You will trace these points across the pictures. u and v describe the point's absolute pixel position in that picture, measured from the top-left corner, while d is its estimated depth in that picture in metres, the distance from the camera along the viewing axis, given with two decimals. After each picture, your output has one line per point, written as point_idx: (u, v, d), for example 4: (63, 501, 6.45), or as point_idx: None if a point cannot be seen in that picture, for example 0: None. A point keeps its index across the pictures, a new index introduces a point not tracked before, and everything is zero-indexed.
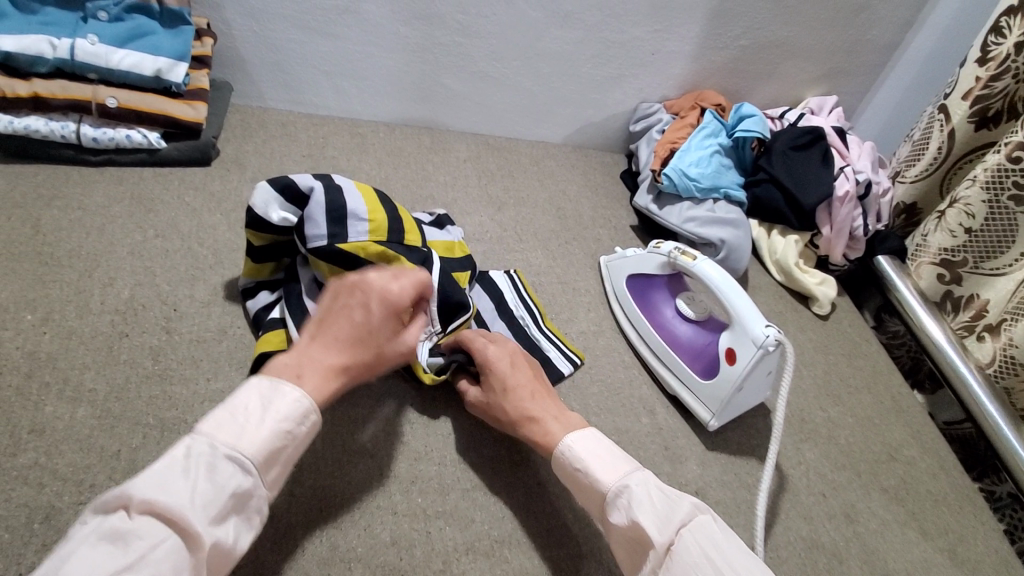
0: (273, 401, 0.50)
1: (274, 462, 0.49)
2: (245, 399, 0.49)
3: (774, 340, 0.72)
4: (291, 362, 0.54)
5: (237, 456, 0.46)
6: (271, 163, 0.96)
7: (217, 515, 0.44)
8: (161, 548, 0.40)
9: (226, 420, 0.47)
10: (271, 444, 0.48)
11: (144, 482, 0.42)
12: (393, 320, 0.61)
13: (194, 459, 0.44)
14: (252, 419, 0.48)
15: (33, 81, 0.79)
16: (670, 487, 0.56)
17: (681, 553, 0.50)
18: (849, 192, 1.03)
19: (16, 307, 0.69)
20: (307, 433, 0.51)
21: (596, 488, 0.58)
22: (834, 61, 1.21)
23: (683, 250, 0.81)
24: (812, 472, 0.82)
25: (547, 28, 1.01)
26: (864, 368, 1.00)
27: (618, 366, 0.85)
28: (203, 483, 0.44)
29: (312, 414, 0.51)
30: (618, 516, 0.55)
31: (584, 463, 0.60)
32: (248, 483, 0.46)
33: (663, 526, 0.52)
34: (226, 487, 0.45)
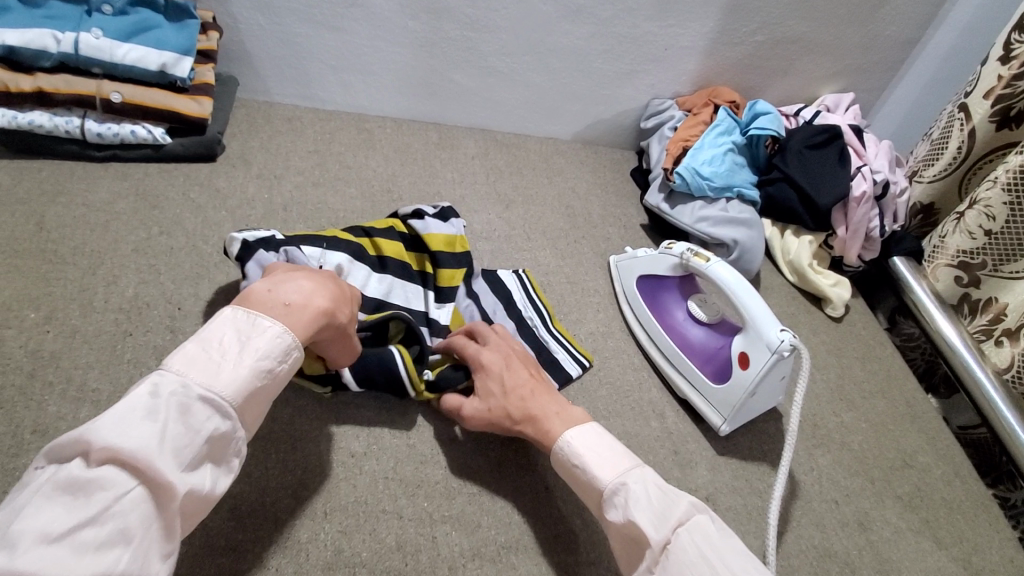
0: (251, 337, 0.48)
1: (250, 405, 0.47)
2: (219, 336, 0.47)
3: (789, 345, 0.70)
4: (270, 293, 0.53)
5: (212, 399, 0.44)
6: (277, 160, 0.95)
7: (189, 462, 0.42)
8: (126, 498, 0.38)
9: (199, 360, 0.45)
10: (247, 387, 0.46)
11: (106, 426, 0.40)
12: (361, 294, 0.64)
13: (162, 404, 0.42)
14: (227, 360, 0.46)
15: (37, 75, 0.78)
16: (669, 487, 0.55)
17: (676, 552, 0.48)
18: (866, 193, 1.01)
19: (19, 305, 0.69)
20: (285, 373, 0.50)
21: (593, 486, 0.57)
22: (852, 57, 1.18)
23: (696, 251, 0.79)
24: (824, 478, 0.80)
25: (558, 23, 0.99)
26: (877, 372, 0.98)
27: (627, 369, 0.83)
28: (173, 428, 0.41)
29: (294, 352, 0.50)
30: (615, 514, 0.54)
31: (583, 459, 0.58)
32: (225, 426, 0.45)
33: (660, 525, 0.51)
34: (201, 432, 0.43)
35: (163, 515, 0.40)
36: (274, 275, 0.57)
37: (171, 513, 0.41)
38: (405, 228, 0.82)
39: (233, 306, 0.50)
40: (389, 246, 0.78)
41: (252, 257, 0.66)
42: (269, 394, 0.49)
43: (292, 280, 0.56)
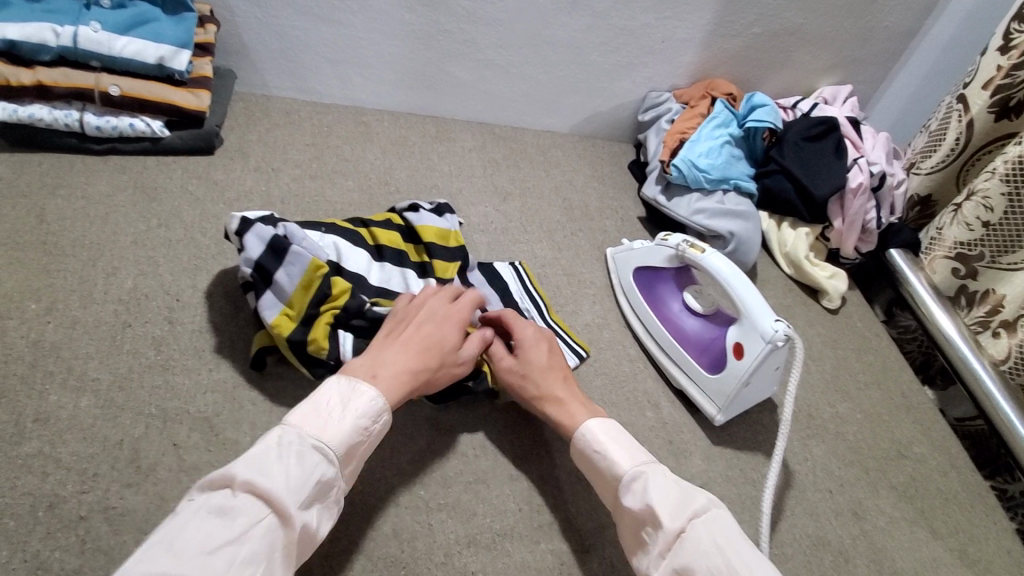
0: (351, 400, 0.55)
1: (351, 456, 0.53)
2: (327, 396, 0.54)
3: (783, 335, 0.71)
4: (367, 363, 0.59)
5: (322, 446, 0.51)
6: (275, 153, 0.96)
7: (305, 500, 0.48)
8: (259, 524, 0.45)
9: (312, 415, 0.53)
10: (350, 438, 0.53)
11: (247, 465, 0.47)
12: (455, 336, 0.66)
13: (286, 447, 0.49)
14: (334, 415, 0.53)
15: (37, 69, 0.79)
16: (686, 484, 0.57)
17: (692, 540, 0.51)
18: (863, 184, 1.01)
19: (20, 296, 0.69)
20: (377, 431, 0.56)
21: (610, 472, 0.59)
22: (850, 49, 1.18)
23: (692, 243, 0.80)
24: (818, 468, 0.81)
25: (555, 15, 0.99)
26: (873, 363, 0.98)
27: (623, 359, 0.84)
28: (295, 469, 0.48)
29: (384, 414, 0.56)
30: (630, 500, 0.56)
31: (604, 447, 0.60)
32: (332, 471, 0.51)
33: (676, 514, 0.53)
34: (314, 473, 0.49)
35: (284, 546, 0.46)
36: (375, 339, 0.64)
37: (290, 545, 0.46)
38: (400, 221, 0.83)
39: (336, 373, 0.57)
40: (387, 235, 0.79)
41: (251, 230, 0.68)
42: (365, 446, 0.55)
43: (385, 348, 0.62)
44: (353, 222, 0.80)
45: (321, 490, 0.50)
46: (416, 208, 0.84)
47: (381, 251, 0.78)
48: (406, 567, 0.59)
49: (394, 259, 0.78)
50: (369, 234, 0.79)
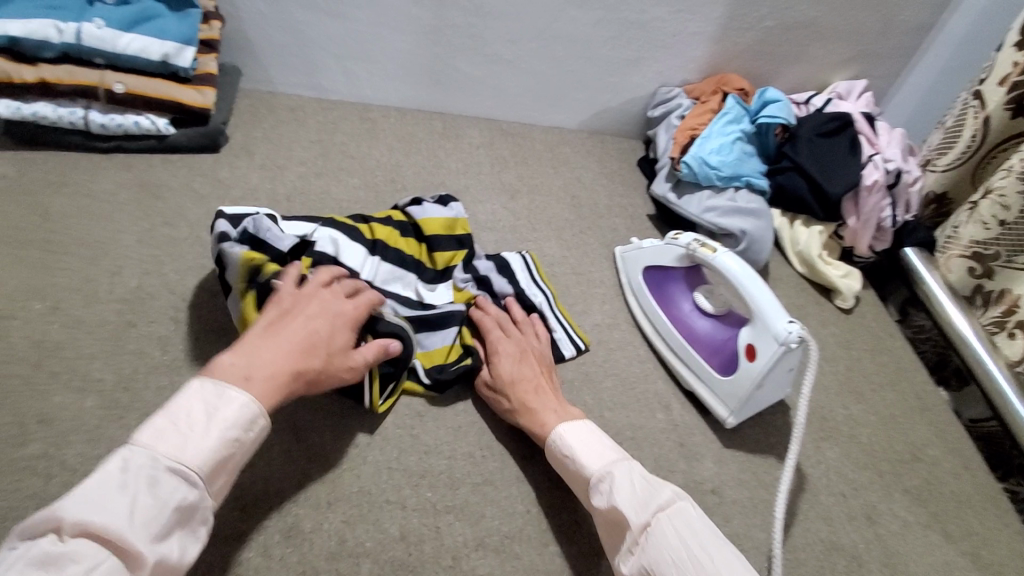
0: (216, 413, 0.49)
1: (220, 471, 0.48)
2: (187, 406, 0.48)
3: (796, 336, 0.69)
4: (238, 362, 0.53)
5: (182, 468, 0.45)
6: (281, 150, 0.95)
7: (159, 532, 0.43)
8: (98, 570, 0.39)
9: (167, 430, 0.47)
10: (219, 453, 0.48)
11: (76, 502, 0.41)
12: (345, 339, 0.61)
13: (133, 477, 0.43)
14: (196, 428, 0.48)
15: (40, 66, 0.78)
16: (653, 477, 0.57)
17: (656, 534, 0.52)
18: (878, 182, 0.99)
19: (24, 295, 0.69)
20: (255, 439, 0.51)
21: (581, 475, 0.60)
22: (866, 43, 1.15)
23: (703, 242, 0.78)
24: (832, 471, 0.79)
25: (563, 10, 0.97)
26: (887, 364, 0.96)
27: (633, 360, 0.82)
28: (144, 498, 0.43)
29: (260, 420, 0.51)
30: (599, 501, 0.57)
31: (573, 450, 0.61)
32: (195, 494, 0.46)
33: (641, 509, 0.54)
34: (173, 499, 0.44)
35: None
36: (247, 334, 0.57)
37: None
38: (404, 217, 0.83)
39: (203, 375, 0.51)
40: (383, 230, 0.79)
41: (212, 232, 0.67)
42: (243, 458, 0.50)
43: (261, 346, 0.55)
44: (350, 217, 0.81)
45: (182, 516, 0.45)
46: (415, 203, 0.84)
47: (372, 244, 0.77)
48: (413, 571, 0.58)
49: (386, 253, 0.77)
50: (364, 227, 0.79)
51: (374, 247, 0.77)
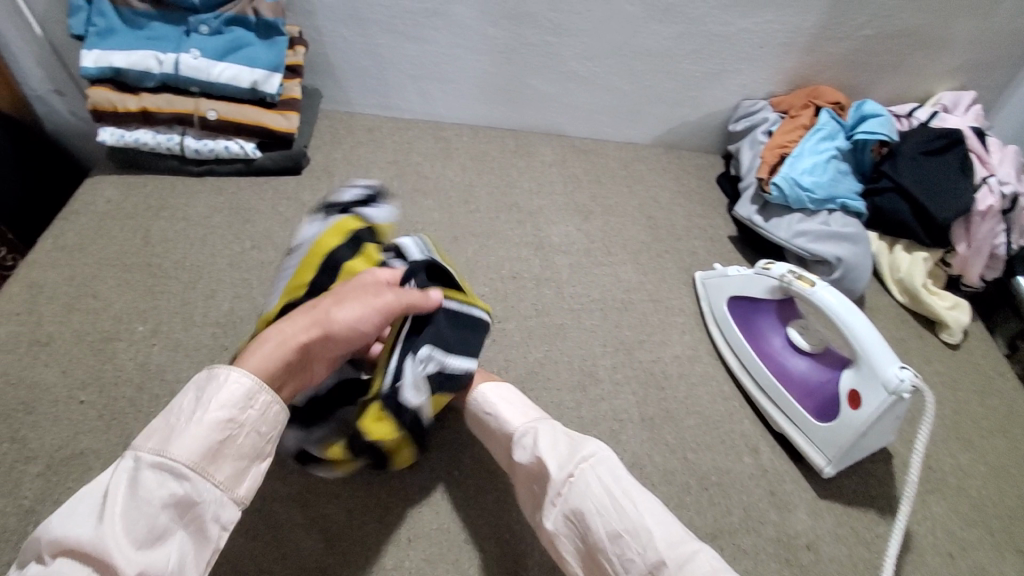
0: (201, 400, 0.47)
1: (217, 461, 0.47)
2: (178, 402, 0.48)
3: (910, 385, 0.64)
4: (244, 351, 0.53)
5: (165, 467, 0.45)
6: (358, 172, 0.96)
7: (147, 537, 0.43)
8: None
9: (157, 430, 0.47)
10: (205, 446, 0.46)
11: (67, 517, 0.43)
12: (349, 285, 0.57)
13: (116, 484, 0.44)
14: (183, 422, 0.47)
15: (141, 95, 0.82)
16: (576, 433, 0.59)
17: (580, 484, 0.53)
18: (993, 207, 0.90)
19: (129, 317, 0.73)
20: (252, 420, 0.49)
21: (504, 431, 0.60)
22: (980, 48, 1.04)
23: (800, 274, 0.73)
24: (940, 529, 0.72)
25: (643, 24, 0.93)
26: (1001, 408, 0.87)
27: (717, 397, 0.78)
28: (126, 506, 0.43)
29: (253, 384, 0.49)
30: (521, 456, 0.58)
31: (495, 407, 0.62)
32: (184, 492, 0.45)
33: (565, 463, 0.55)
34: (158, 502, 0.44)
35: None
36: None
37: None
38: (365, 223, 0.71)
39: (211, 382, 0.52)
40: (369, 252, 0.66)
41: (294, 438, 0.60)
42: (245, 441, 0.48)
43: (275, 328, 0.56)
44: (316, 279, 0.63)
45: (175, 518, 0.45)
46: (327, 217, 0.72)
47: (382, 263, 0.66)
48: None
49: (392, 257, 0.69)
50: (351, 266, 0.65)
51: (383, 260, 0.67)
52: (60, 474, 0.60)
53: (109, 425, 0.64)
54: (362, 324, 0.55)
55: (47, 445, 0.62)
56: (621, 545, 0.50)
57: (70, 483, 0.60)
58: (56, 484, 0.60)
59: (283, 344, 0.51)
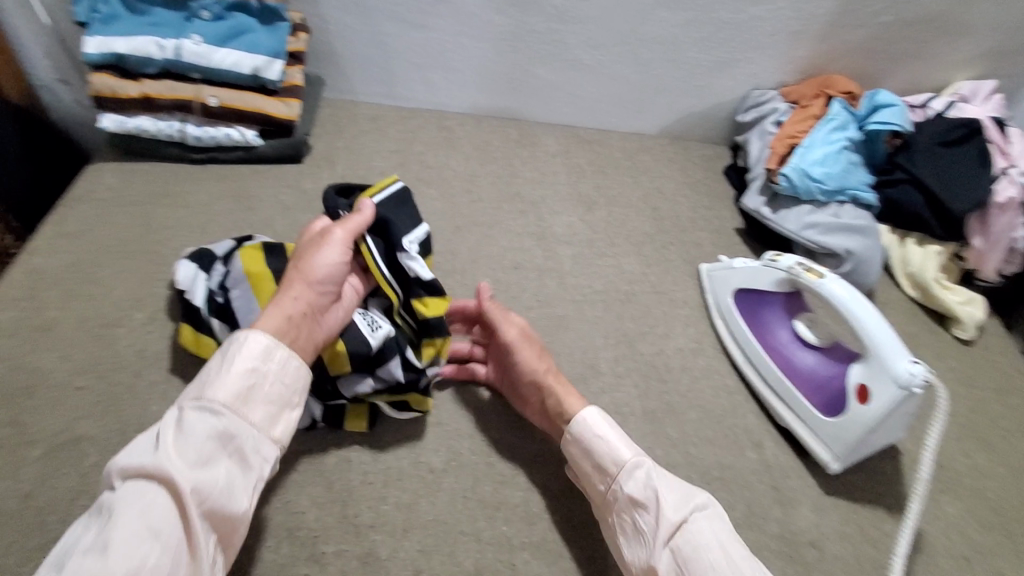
0: (229, 353, 0.53)
1: (249, 403, 0.52)
2: (209, 361, 0.53)
3: (921, 380, 0.62)
4: None
5: (207, 404, 0.50)
6: (360, 160, 0.95)
7: (198, 462, 0.48)
8: (148, 503, 0.45)
9: (195, 382, 0.52)
10: (238, 386, 0.51)
11: (125, 456, 0.47)
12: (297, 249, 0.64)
13: (165, 422, 0.49)
14: (215, 372, 0.52)
15: (143, 81, 0.81)
16: (679, 478, 0.59)
17: (693, 532, 0.53)
18: (1013, 199, 0.88)
19: (127, 304, 0.73)
20: (278, 369, 0.54)
21: (612, 458, 0.59)
22: (999, 36, 1.01)
23: (808, 266, 0.71)
24: (952, 529, 0.70)
25: (652, 11, 0.91)
26: (1018, 407, 0.84)
27: (721, 391, 0.77)
28: (175, 439, 0.48)
29: (274, 343, 0.54)
30: (631, 487, 0.57)
31: (605, 431, 0.60)
32: (225, 425, 0.50)
33: (678, 506, 0.55)
34: (202, 434, 0.49)
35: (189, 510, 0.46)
36: None
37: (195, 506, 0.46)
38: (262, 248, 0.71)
39: None
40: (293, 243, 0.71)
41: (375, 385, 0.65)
42: (273, 387, 0.53)
43: None
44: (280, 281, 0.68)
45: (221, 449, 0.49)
46: (225, 263, 0.70)
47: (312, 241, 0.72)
48: None
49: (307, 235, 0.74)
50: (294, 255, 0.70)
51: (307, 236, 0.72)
52: (56, 460, 0.60)
53: (106, 411, 0.64)
54: (327, 256, 0.62)
55: (45, 430, 0.62)
56: None
57: (67, 468, 0.60)
58: (52, 469, 0.60)
59: (280, 305, 0.57)
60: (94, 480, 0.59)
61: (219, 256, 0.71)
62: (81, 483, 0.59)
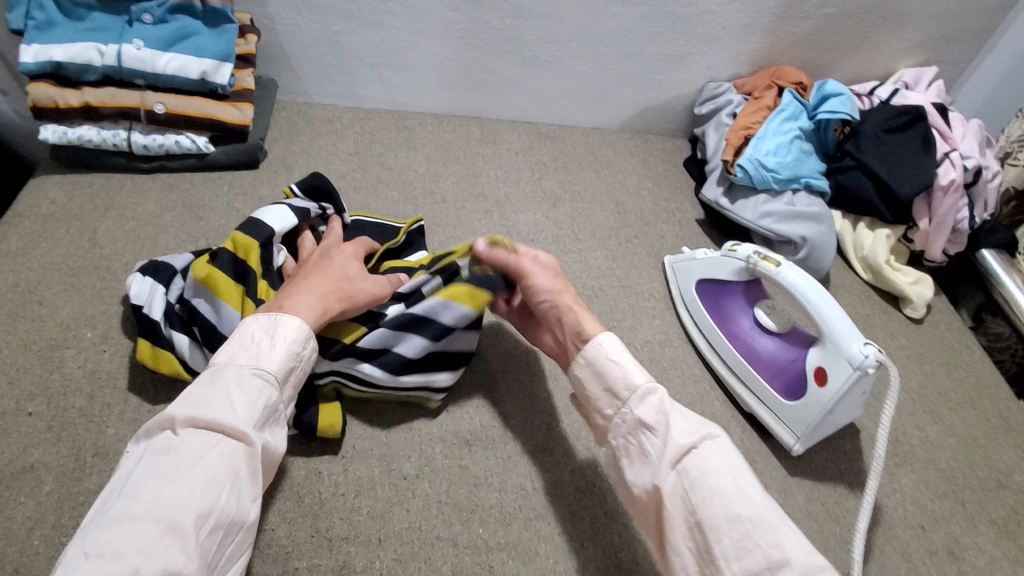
0: (277, 328, 0.55)
1: (291, 378, 0.55)
2: (250, 331, 0.54)
3: (874, 361, 0.64)
4: (275, 302, 0.58)
5: (262, 372, 0.52)
6: (318, 164, 0.93)
7: (257, 423, 0.50)
8: (213, 453, 0.47)
9: (240, 350, 0.53)
10: (287, 362, 0.54)
11: (183, 405, 0.49)
12: (344, 259, 0.65)
13: (221, 380, 0.51)
14: (264, 345, 0.54)
15: (84, 90, 0.78)
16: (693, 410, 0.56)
17: (702, 458, 0.50)
18: (956, 182, 0.91)
19: (77, 324, 0.70)
20: (312, 354, 0.57)
21: (626, 382, 0.57)
22: (938, 26, 1.06)
23: (765, 255, 0.73)
24: (908, 502, 0.73)
25: (606, 6, 0.92)
26: (966, 379, 0.88)
27: (688, 380, 0.78)
28: (235, 399, 0.50)
29: (313, 339, 0.57)
30: (643, 411, 0.55)
31: (620, 357, 0.58)
32: (276, 395, 0.52)
33: (688, 432, 0.52)
34: (259, 399, 0.51)
35: (248, 464, 0.49)
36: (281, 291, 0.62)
37: (253, 462, 0.49)
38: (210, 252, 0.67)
39: (257, 312, 0.57)
40: (245, 236, 0.66)
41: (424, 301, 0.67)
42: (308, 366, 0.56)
43: (293, 285, 0.61)
44: (230, 275, 0.64)
45: (271, 413, 0.52)
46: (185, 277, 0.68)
47: (268, 237, 0.68)
48: None
49: (243, 222, 0.68)
50: (238, 246, 0.66)
51: (260, 232, 0.68)
52: (9, 490, 0.57)
53: (59, 437, 0.61)
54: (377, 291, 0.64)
55: None
56: (741, 532, 0.46)
57: (20, 499, 0.57)
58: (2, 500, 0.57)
59: (323, 312, 0.58)
60: (50, 509, 0.57)
61: (178, 270, 0.68)
62: (36, 512, 0.56)
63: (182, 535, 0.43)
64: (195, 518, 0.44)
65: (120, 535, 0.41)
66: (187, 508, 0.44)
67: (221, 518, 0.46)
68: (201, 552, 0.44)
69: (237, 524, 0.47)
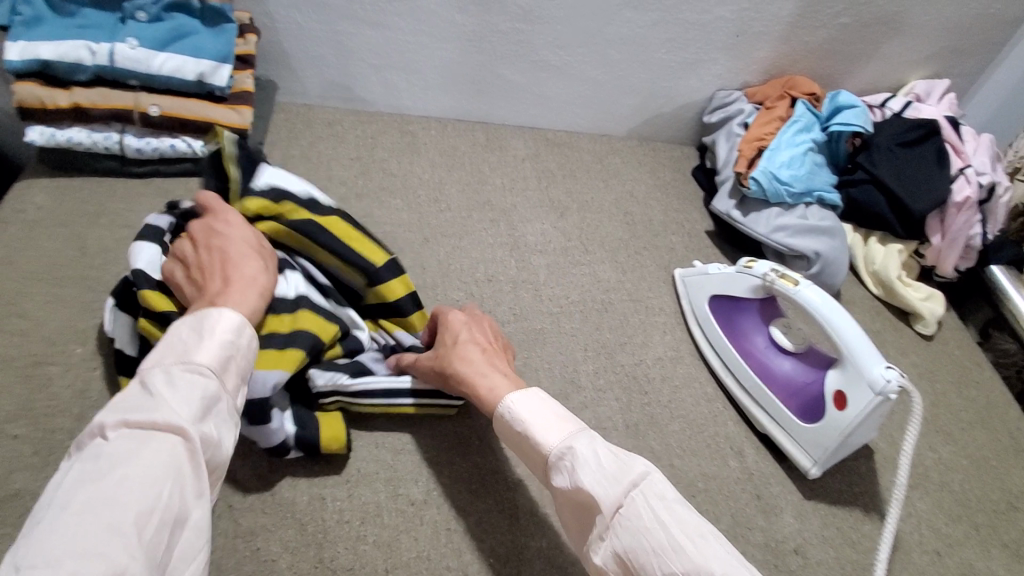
0: (206, 322, 0.48)
1: (231, 371, 0.47)
2: (178, 332, 0.47)
3: (895, 386, 0.63)
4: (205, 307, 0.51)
5: (192, 365, 0.45)
6: (320, 169, 0.90)
7: (199, 415, 0.43)
8: (149, 449, 0.39)
9: (169, 348, 0.46)
10: (223, 354, 0.47)
11: (110, 410, 0.41)
12: (248, 238, 0.59)
13: (149, 380, 0.43)
14: (194, 340, 0.47)
15: (73, 90, 0.74)
16: (620, 446, 0.47)
17: (628, 515, 0.42)
18: (970, 199, 0.91)
19: (65, 339, 0.66)
20: (253, 344, 0.50)
21: (538, 453, 0.49)
22: (951, 38, 1.04)
23: (782, 273, 0.71)
24: (923, 525, 0.72)
25: (618, 11, 0.89)
26: (977, 399, 0.87)
27: (700, 400, 0.76)
28: (167, 394, 0.42)
29: (251, 329, 0.50)
30: (561, 480, 0.47)
31: (524, 423, 0.51)
32: (215, 385, 0.45)
33: (610, 486, 0.44)
34: (196, 390, 0.44)
35: (190, 459, 0.41)
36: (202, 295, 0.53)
37: (195, 456, 0.41)
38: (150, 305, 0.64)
39: (183, 318, 0.49)
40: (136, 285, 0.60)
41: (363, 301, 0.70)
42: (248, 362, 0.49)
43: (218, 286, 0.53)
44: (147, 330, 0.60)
45: (214, 407, 0.44)
46: None
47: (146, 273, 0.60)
48: None
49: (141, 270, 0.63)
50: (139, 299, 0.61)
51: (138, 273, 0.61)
52: None
53: (48, 462, 0.58)
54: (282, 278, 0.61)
55: None
56: None
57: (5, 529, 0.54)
58: None
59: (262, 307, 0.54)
60: None
61: None
62: None
63: (125, 535, 0.35)
64: (137, 514, 0.36)
65: (51, 541, 0.33)
66: (126, 507, 0.36)
67: (168, 515, 0.38)
68: (148, 556, 0.36)
69: (187, 525, 0.39)
